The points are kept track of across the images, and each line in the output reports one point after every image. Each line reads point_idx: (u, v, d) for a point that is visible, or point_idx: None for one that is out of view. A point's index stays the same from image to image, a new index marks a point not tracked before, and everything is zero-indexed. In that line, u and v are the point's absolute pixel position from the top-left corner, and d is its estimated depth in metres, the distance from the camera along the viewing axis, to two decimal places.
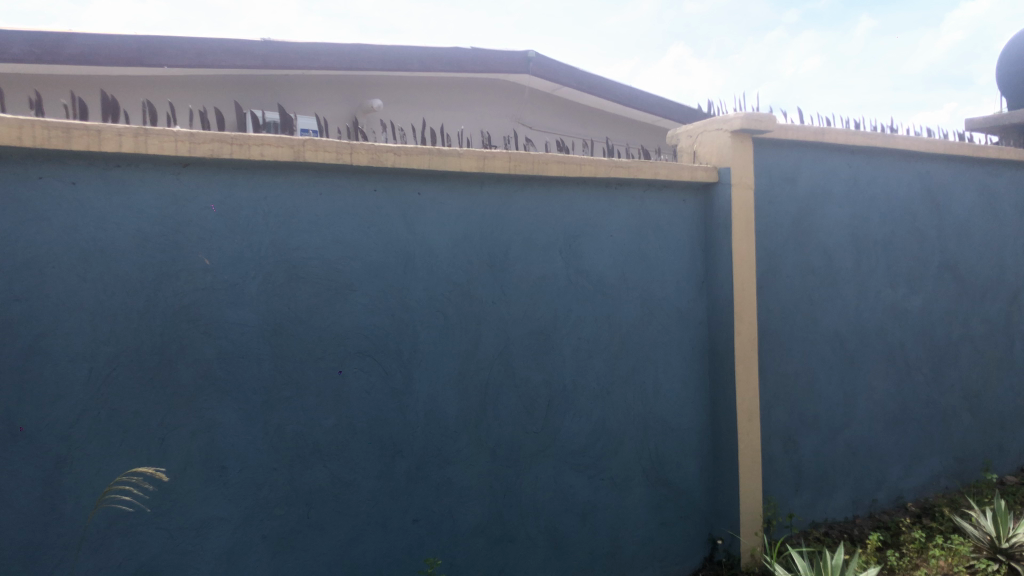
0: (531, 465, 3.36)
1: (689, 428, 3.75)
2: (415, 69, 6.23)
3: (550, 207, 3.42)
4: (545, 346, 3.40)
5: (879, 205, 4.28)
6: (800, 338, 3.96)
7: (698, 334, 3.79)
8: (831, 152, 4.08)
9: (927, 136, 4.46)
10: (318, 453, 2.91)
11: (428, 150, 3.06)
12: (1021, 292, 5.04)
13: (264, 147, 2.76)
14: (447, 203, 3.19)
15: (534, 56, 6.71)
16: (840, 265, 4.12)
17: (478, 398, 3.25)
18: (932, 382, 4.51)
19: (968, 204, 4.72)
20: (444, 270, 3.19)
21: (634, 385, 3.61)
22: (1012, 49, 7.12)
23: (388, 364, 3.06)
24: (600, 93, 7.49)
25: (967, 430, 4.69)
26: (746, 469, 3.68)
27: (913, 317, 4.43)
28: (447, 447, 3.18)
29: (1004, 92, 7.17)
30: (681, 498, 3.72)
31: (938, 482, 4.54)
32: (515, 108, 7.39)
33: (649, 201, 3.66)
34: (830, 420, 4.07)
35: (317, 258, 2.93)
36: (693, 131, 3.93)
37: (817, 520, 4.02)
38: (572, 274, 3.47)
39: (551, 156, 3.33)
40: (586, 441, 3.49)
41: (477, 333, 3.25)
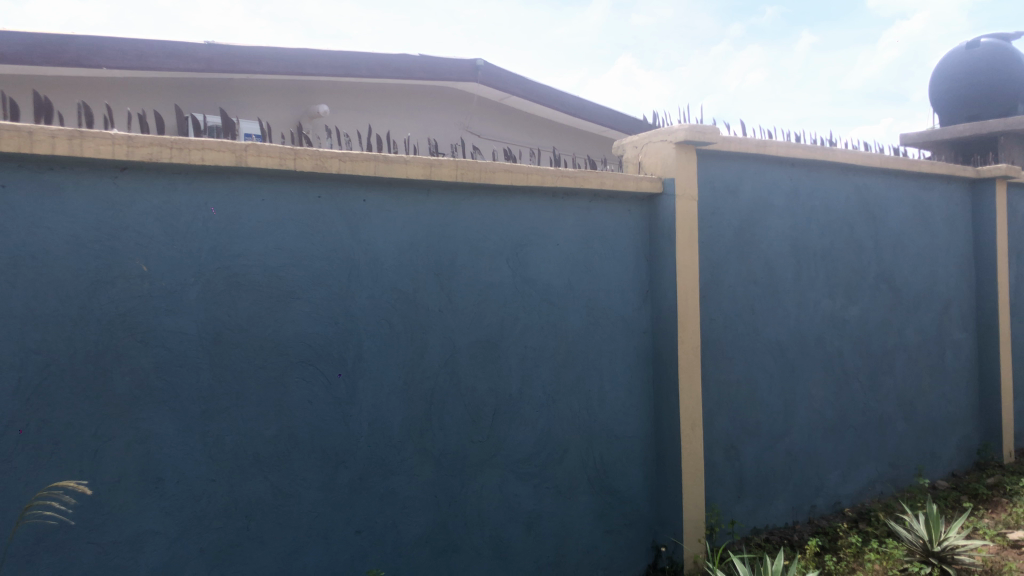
0: (476, 475, 3.34)
1: (633, 436, 3.78)
2: (363, 76, 6.18)
3: (497, 216, 3.42)
4: (491, 355, 3.39)
5: (819, 218, 4.38)
6: (742, 347, 4.03)
7: (643, 343, 3.83)
8: (772, 165, 4.16)
9: (864, 150, 4.58)
10: (259, 464, 2.85)
11: (374, 156, 3.03)
12: (952, 302, 5.21)
13: (205, 152, 2.70)
14: (393, 210, 3.16)
15: (482, 64, 6.73)
16: (781, 275, 4.20)
17: (423, 407, 3.22)
18: (869, 390, 4.63)
19: (903, 217, 4.87)
20: (389, 278, 3.15)
21: (579, 393, 3.62)
22: (943, 67, 7.39)
23: (331, 373, 3.01)
24: (547, 102, 7.54)
25: (902, 437, 4.83)
26: (690, 477, 3.72)
27: (851, 326, 4.54)
28: (391, 458, 3.14)
29: (936, 109, 7.43)
30: (626, 506, 3.74)
31: (874, 488, 4.65)
32: (463, 116, 7.38)
33: (595, 210, 3.68)
34: (771, 427, 4.14)
35: (258, 265, 2.87)
36: (638, 142, 3.97)
37: (758, 527, 4.08)
38: (519, 283, 3.47)
39: (498, 165, 3.33)
40: (532, 450, 3.48)
41: (423, 341, 3.22)
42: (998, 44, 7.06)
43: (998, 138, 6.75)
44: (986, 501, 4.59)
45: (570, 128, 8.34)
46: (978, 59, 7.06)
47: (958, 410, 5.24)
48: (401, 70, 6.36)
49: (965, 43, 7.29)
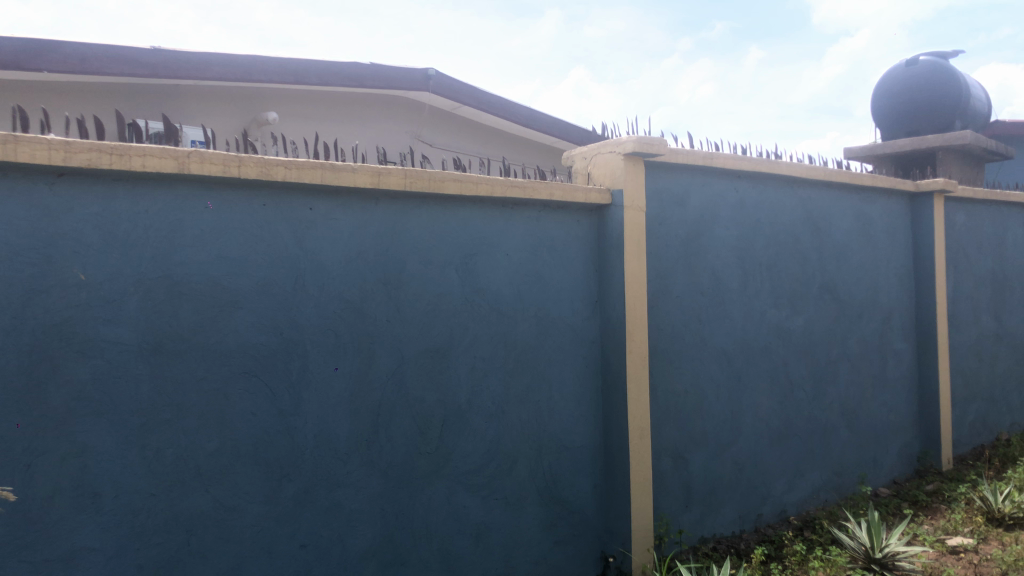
0: (424, 487, 3.30)
1: (583, 446, 3.78)
2: (313, 83, 6.13)
3: (446, 226, 3.40)
4: (440, 365, 3.37)
5: (765, 230, 4.45)
6: (690, 357, 4.07)
7: (592, 353, 3.84)
8: (719, 177, 4.22)
9: (808, 163, 4.67)
10: (200, 478, 2.78)
11: (321, 164, 3.00)
12: (893, 313, 5.34)
13: (146, 158, 2.65)
14: (340, 219, 3.13)
15: (434, 74, 6.74)
16: (727, 286, 4.25)
17: (371, 418, 3.18)
18: (814, 399, 4.71)
19: (846, 229, 4.97)
20: (336, 287, 3.11)
21: (529, 404, 3.61)
22: (885, 83, 7.59)
23: (275, 385, 2.96)
24: (498, 112, 7.57)
25: (846, 445, 4.91)
26: (639, 486, 3.73)
27: (796, 336, 4.61)
28: (337, 470, 3.09)
29: (878, 124, 7.62)
30: (575, 516, 3.74)
31: (820, 496, 4.72)
32: (415, 125, 7.36)
33: (545, 221, 3.69)
34: (718, 436, 4.18)
35: (200, 273, 2.81)
36: (587, 153, 3.99)
37: (706, 536, 4.11)
38: (468, 292, 3.45)
39: (447, 174, 3.32)
40: (480, 461, 3.46)
41: (370, 352, 3.19)
42: (937, 62, 7.27)
43: (936, 153, 6.96)
44: (926, 507, 4.70)
45: (521, 139, 8.37)
46: (918, 76, 7.27)
47: (900, 419, 5.36)
48: (351, 78, 6.33)
49: (905, 61, 7.50)
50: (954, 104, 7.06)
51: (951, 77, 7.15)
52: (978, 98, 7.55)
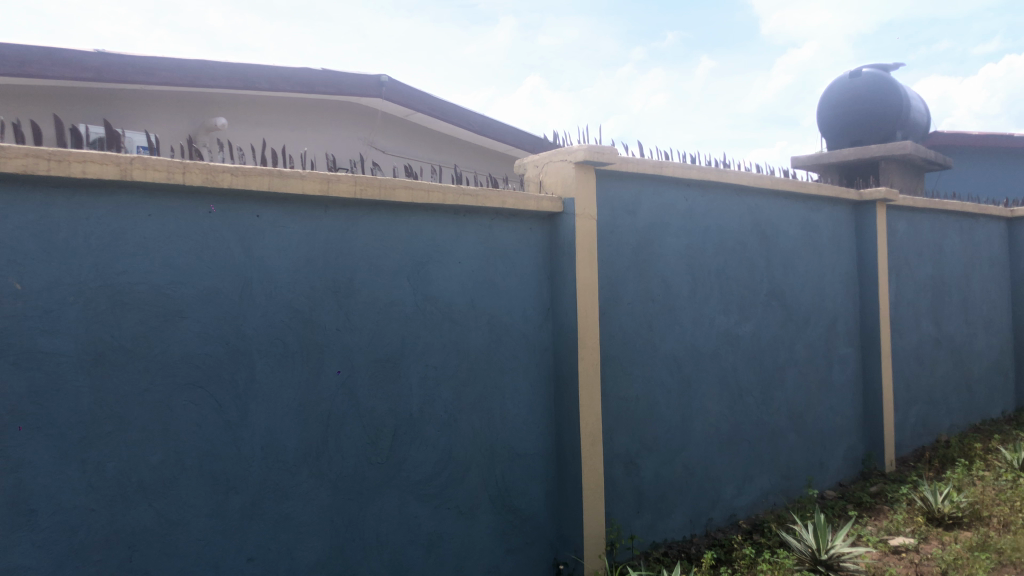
0: (374, 497, 3.27)
1: (535, 454, 3.78)
2: (263, 89, 6.05)
3: (397, 233, 3.38)
4: (391, 374, 3.34)
5: (714, 237, 4.52)
6: (640, 364, 4.10)
7: (544, 360, 3.85)
8: (668, 185, 4.27)
9: (756, 172, 4.75)
10: (143, 492, 2.71)
11: (269, 172, 2.96)
12: (839, 318, 5.46)
13: (86, 164, 2.57)
14: (288, 226, 3.09)
15: (387, 80, 6.70)
16: (677, 293, 4.30)
17: (320, 429, 3.14)
18: (762, 404, 4.78)
19: (793, 237, 5.07)
20: (284, 296, 3.07)
21: (481, 412, 3.60)
22: (830, 94, 7.77)
23: (221, 396, 2.90)
24: (451, 119, 7.56)
25: (794, 448, 5.00)
26: (591, 493, 3.75)
27: (744, 342, 4.68)
28: (285, 482, 3.04)
29: (824, 133, 7.80)
30: (527, 524, 3.73)
31: (769, 499, 4.80)
32: (366, 131, 7.30)
33: (497, 228, 3.69)
34: (669, 442, 4.23)
35: (143, 283, 2.75)
36: (539, 161, 4.01)
37: (658, 541, 4.14)
38: (420, 300, 3.43)
39: (398, 181, 3.30)
40: (432, 471, 3.44)
41: (320, 361, 3.15)
42: (879, 74, 7.47)
43: (879, 162, 7.15)
44: (870, 508, 4.80)
45: (473, 146, 8.37)
46: (862, 87, 7.46)
47: (845, 422, 5.47)
48: (303, 84, 6.26)
49: (848, 72, 7.69)
50: (895, 115, 7.27)
51: (893, 89, 7.36)
52: (918, 109, 7.78)
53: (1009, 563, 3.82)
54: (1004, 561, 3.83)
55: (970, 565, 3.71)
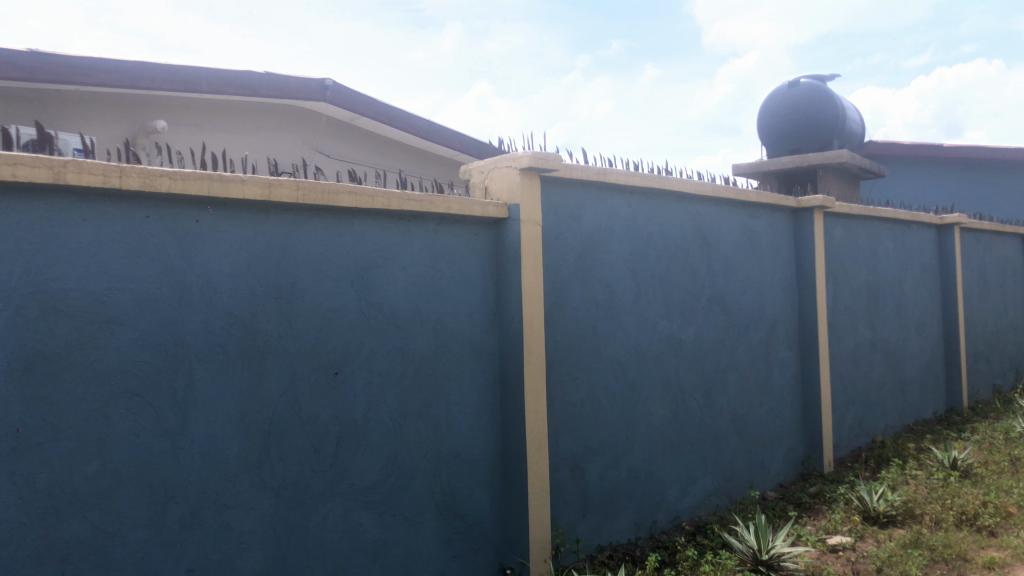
0: (317, 505, 3.22)
1: (481, 459, 3.78)
2: (204, 91, 5.95)
3: (340, 238, 3.34)
4: (334, 381, 3.30)
5: (657, 244, 4.58)
6: (585, 368, 4.13)
7: (490, 365, 3.85)
8: (612, 192, 4.32)
9: (697, 180, 4.83)
10: (76, 504, 2.63)
11: (209, 176, 2.91)
12: (778, 322, 5.58)
13: (17, 167, 2.49)
14: (228, 231, 3.03)
15: (331, 84, 6.64)
16: (621, 298, 4.35)
17: (261, 438, 3.08)
18: (704, 407, 4.86)
19: (733, 243, 5.16)
20: (224, 302, 3.01)
21: (427, 417, 3.59)
22: (770, 103, 7.95)
23: (159, 404, 2.83)
24: (395, 124, 7.55)
25: (736, 451, 5.09)
26: (537, 497, 3.76)
27: (687, 346, 4.75)
28: (226, 491, 2.98)
29: (764, 141, 7.98)
30: (473, 530, 3.72)
31: (712, 501, 4.87)
32: (310, 135, 7.21)
33: (443, 233, 3.69)
34: (613, 446, 4.26)
35: (77, 289, 2.67)
36: (484, 167, 4.02)
37: (603, 544, 4.17)
38: (364, 306, 3.41)
39: (342, 186, 3.27)
40: (376, 478, 3.40)
41: (261, 368, 3.10)
42: (816, 84, 7.68)
43: (817, 170, 7.34)
44: (809, 508, 4.91)
45: (416, 151, 8.35)
46: (799, 97, 7.66)
47: (786, 425, 5.59)
48: (245, 87, 6.17)
49: (787, 82, 7.88)
50: (831, 125, 7.48)
51: (829, 100, 7.57)
52: (854, 119, 8.01)
53: (941, 559, 3.95)
54: (936, 557, 3.96)
55: (904, 562, 3.83)
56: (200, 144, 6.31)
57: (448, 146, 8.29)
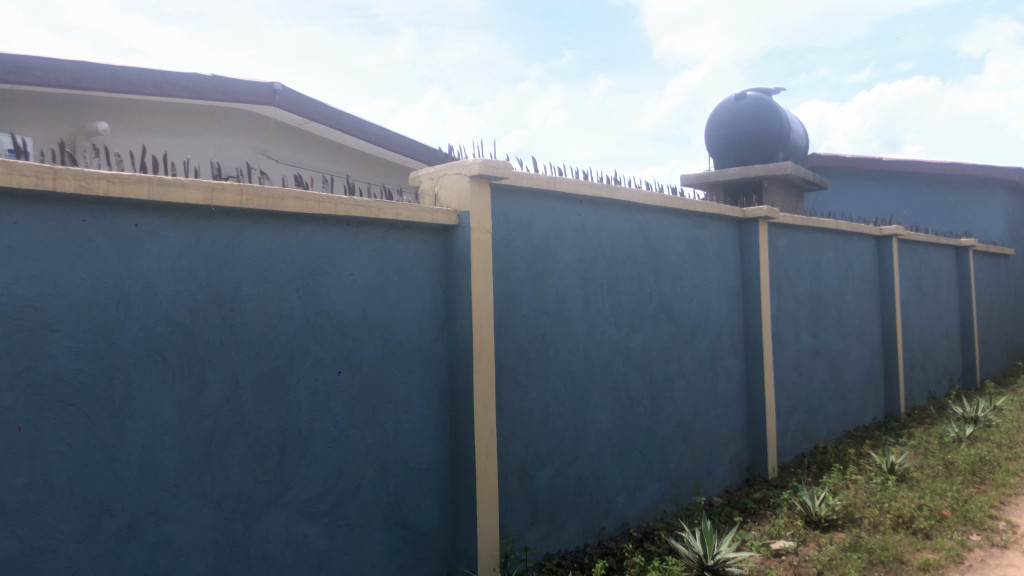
0: (260, 516, 3.15)
1: (428, 468, 3.75)
2: (148, 93, 5.82)
3: (286, 244, 3.29)
4: (278, 390, 3.24)
5: (606, 252, 4.62)
6: (534, 376, 4.13)
7: (437, 373, 3.83)
8: (561, 201, 4.34)
9: (645, 189, 4.89)
10: (4, 518, 2.52)
11: (149, 179, 2.84)
12: (724, 330, 5.67)
13: None
14: (169, 236, 2.96)
15: (280, 88, 6.54)
16: (570, 306, 4.37)
17: (202, 448, 3.00)
18: (652, 414, 4.90)
19: (680, 252, 5.23)
20: (164, 308, 2.94)
21: (374, 426, 3.55)
22: (717, 115, 8.10)
23: (95, 414, 2.74)
24: (344, 128, 7.49)
25: (682, 457, 5.14)
26: (485, 505, 3.74)
27: (635, 353, 4.80)
28: (165, 503, 2.89)
29: (711, 152, 8.14)
30: (420, 539, 3.69)
31: (659, 508, 4.91)
32: (258, 139, 7.10)
33: (390, 240, 3.66)
34: (561, 453, 4.27)
35: (7, 295, 2.57)
36: (434, 174, 4.01)
37: (551, 552, 4.16)
38: (310, 313, 3.35)
39: (287, 191, 3.23)
40: (322, 488, 3.34)
41: (203, 377, 3.02)
42: (761, 97, 7.84)
43: (762, 181, 7.50)
44: (753, 514, 4.99)
45: (366, 157, 8.30)
46: (746, 109, 7.82)
47: (731, 431, 5.67)
48: (190, 90, 6.06)
49: (734, 95, 8.04)
50: (775, 138, 7.66)
51: (773, 113, 7.74)
52: (798, 133, 8.21)
53: (878, 561, 4.05)
54: (874, 559, 4.06)
55: (844, 565, 3.92)
56: (141, 146, 6.18)
57: (399, 152, 8.24)
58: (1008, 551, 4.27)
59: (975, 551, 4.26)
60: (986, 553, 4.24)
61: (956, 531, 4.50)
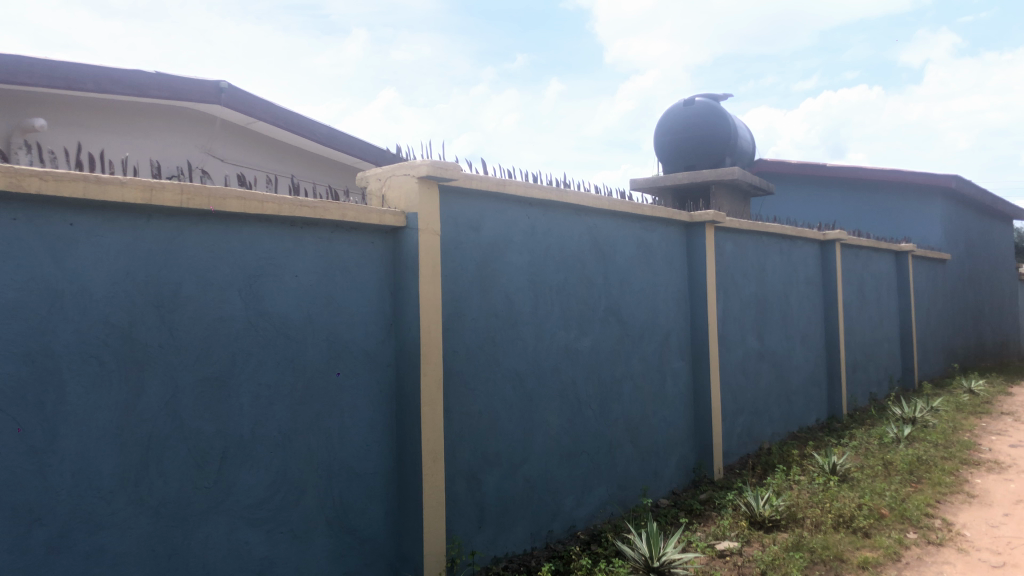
0: (199, 523, 3.07)
1: (374, 472, 3.71)
2: (89, 90, 5.68)
3: (228, 245, 3.23)
4: (220, 394, 3.17)
5: (555, 255, 4.63)
6: (482, 379, 4.12)
7: (384, 377, 3.80)
8: (510, 204, 4.34)
9: (595, 193, 4.92)
10: None
11: (84, 177, 2.76)
12: (672, 333, 5.73)
13: None
14: (105, 236, 2.88)
15: (227, 87, 6.43)
16: (519, 309, 4.37)
17: (139, 453, 2.92)
18: (600, 417, 4.93)
19: (628, 256, 5.27)
20: (100, 311, 2.85)
21: (319, 430, 3.50)
22: (667, 120, 8.19)
23: (25, 420, 2.65)
24: (293, 128, 7.40)
25: (629, 459, 5.18)
26: (432, 509, 3.71)
27: (583, 356, 4.82)
28: (99, 511, 2.80)
29: (661, 157, 8.23)
30: (365, 545, 3.65)
31: (606, 509, 4.93)
32: (204, 139, 6.97)
33: (336, 241, 3.61)
34: (509, 456, 4.26)
35: None
36: (381, 175, 3.98)
37: (498, 556, 4.15)
38: (252, 316, 3.29)
39: (230, 191, 3.17)
40: (264, 494, 3.28)
41: (141, 381, 2.94)
42: (710, 103, 7.94)
43: (711, 186, 7.60)
44: (699, 514, 5.04)
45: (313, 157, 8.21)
46: (695, 115, 7.92)
47: (678, 433, 5.73)
48: (133, 87, 5.92)
49: (683, 100, 8.14)
50: (723, 143, 7.78)
51: (722, 119, 7.85)
52: (745, 139, 8.35)
53: (820, 561, 4.13)
54: (815, 559, 4.14)
55: (786, 565, 4.00)
56: (77, 143, 6.03)
57: (348, 152, 8.22)
58: (943, 548, 4.39)
59: (912, 548, 4.37)
60: (922, 550, 4.35)
61: (894, 529, 4.61)
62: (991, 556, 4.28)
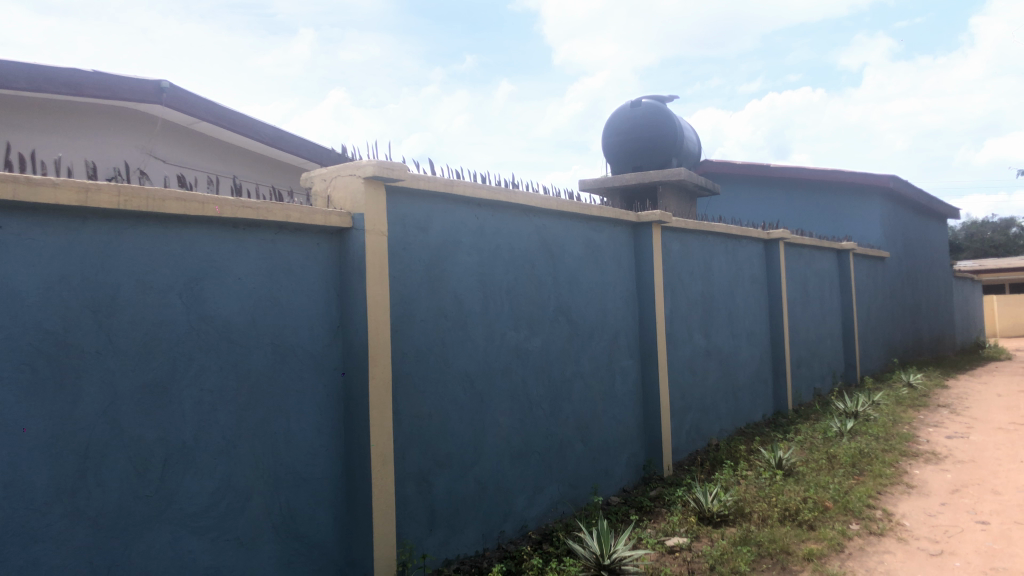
0: (141, 533, 2.98)
1: (322, 477, 3.66)
2: (20, 88, 5.52)
3: (167, 247, 3.15)
4: (160, 400, 3.09)
5: (504, 255, 4.64)
6: (432, 381, 4.10)
7: (331, 380, 3.75)
8: (458, 204, 4.34)
9: (543, 194, 4.94)
10: None
11: (15, 177, 2.67)
12: (621, 332, 5.78)
13: None
14: (38, 239, 2.78)
15: (168, 86, 6.28)
16: (468, 310, 4.36)
17: (76, 463, 2.83)
18: (550, 416, 4.94)
19: (577, 256, 5.31)
20: (32, 316, 2.76)
21: (264, 436, 3.43)
22: (614, 121, 8.27)
23: None
24: (237, 129, 7.28)
25: (580, 458, 5.20)
26: (382, 513, 3.67)
27: (533, 355, 4.83)
28: (34, 523, 2.70)
29: (609, 158, 8.31)
30: (314, 551, 3.59)
31: (557, 509, 4.95)
32: (144, 139, 6.81)
33: (280, 243, 3.56)
34: (460, 458, 4.25)
35: None
36: (326, 175, 3.94)
37: (449, 558, 4.13)
38: (194, 319, 3.22)
39: (169, 192, 3.11)
40: (208, 502, 3.21)
41: (76, 388, 2.85)
42: (657, 105, 8.04)
43: (658, 187, 7.69)
44: (650, 511, 5.09)
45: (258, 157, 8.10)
46: (642, 116, 8.00)
47: (628, 430, 5.78)
48: (68, 86, 5.76)
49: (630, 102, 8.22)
50: (670, 144, 7.89)
51: (669, 121, 7.95)
52: (691, 139, 8.47)
53: (767, 554, 4.21)
54: (762, 552, 4.22)
55: (733, 559, 4.06)
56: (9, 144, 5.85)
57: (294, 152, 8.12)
58: (884, 538, 4.51)
59: (854, 539, 4.48)
60: (864, 541, 4.47)
61: (837, 521, 4.72)
62: (930, 545, 4.41)
